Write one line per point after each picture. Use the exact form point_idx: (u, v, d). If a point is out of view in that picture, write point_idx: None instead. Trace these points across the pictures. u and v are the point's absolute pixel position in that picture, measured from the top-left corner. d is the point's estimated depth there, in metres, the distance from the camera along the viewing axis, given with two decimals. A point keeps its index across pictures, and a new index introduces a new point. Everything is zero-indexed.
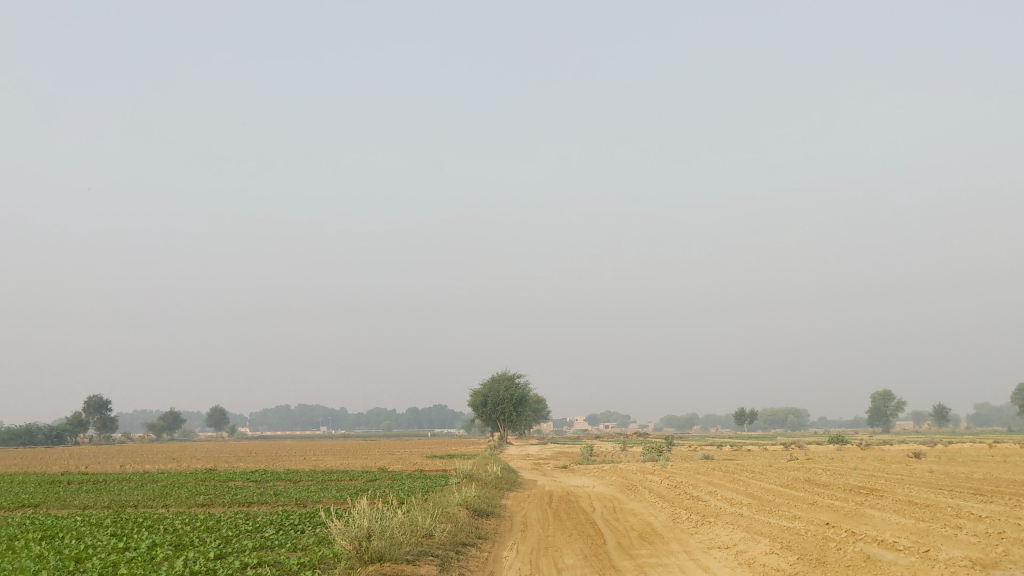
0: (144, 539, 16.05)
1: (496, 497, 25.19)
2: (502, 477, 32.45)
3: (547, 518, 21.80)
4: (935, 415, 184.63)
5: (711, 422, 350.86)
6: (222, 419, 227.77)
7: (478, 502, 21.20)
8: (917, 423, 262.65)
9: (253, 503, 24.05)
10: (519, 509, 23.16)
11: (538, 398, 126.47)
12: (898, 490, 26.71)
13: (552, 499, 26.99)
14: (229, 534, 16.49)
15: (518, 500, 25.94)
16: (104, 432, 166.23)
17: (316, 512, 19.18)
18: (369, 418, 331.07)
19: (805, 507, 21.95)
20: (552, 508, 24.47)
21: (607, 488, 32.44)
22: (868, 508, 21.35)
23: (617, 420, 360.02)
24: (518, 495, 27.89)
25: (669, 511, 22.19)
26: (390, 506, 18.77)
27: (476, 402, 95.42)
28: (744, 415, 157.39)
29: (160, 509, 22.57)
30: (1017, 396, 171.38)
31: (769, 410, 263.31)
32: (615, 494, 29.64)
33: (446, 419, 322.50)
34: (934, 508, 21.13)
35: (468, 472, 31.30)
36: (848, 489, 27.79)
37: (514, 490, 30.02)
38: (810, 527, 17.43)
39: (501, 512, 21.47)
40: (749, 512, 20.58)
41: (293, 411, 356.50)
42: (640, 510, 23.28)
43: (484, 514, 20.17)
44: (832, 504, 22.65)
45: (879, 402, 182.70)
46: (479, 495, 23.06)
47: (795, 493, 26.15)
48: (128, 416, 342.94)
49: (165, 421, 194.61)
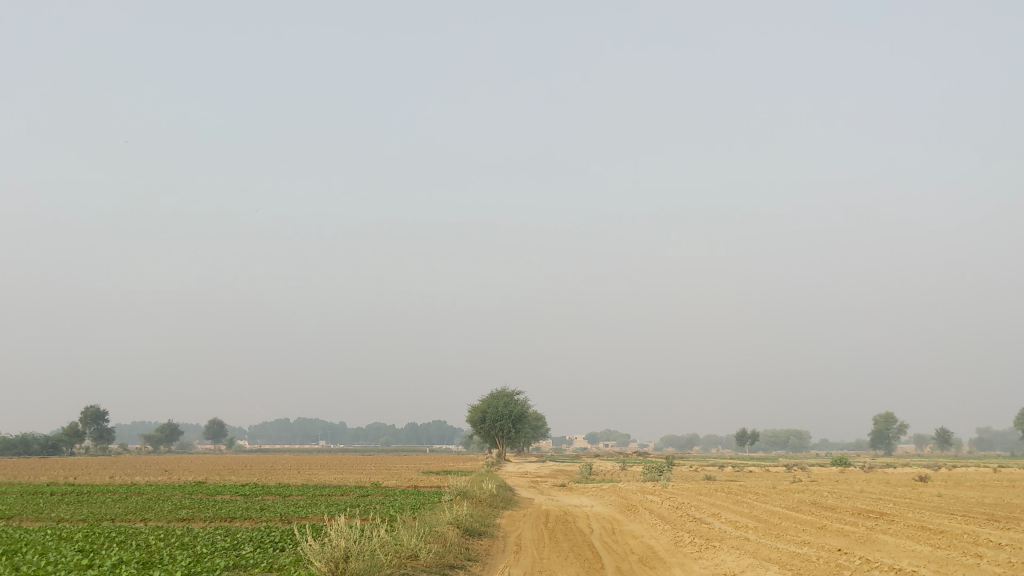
0: (112, 556, 15.03)
1: (489, 516, 24.13)
2: (498, 495, 31.35)
3: (542, 539, 20.76)
4: (938, 439, 183.16)
5: (711, 442, 349.39)
6: (220, 432, 226.41)
7: (470, 521, 20.20)
8: (919, 447, 260.99)
9: (235, 518, 23.05)
10: (513, 529, 22.14)
11: (538, 415, 125.28)
12: (908, 515, 25.70)
13: (549, 519, 25.92)
14: (203, 551, 15.50)
15: (513, 519, 24.91)
16: (101, 442, 164.69)
17: (296, 530, 18.19)
18: (368, 433, 329.69)
19: (812, 531, 20.92)
20: (548, 528, 23.41)
21: (607, 508, 31.29)
22: (880, 533, 20.34)
23: (617, 440, 358.03)
24: (514, 514, 26.82)
25: (671, 534, 21.17)
26: (375, 524, 17.78)
27: (475, 418, 94.29)
28: (746, 436, 156.07)
29: (137, 523, 21.54)
30: (1019, 420, 170.25)
31: (771, 431, 261.73)
32: (613, 515, 28.55)
33: (445, 435, 320.65)
34: (949, 534, 20.14)
35: (463, 489, 30.23)
36: (855, 513, 26.68)
37: (509, 509, 28.94)
38: (822, 554, 16.39)
39: (494, 532, 20.46)
40: (755, 536, 19.56)
41: (292, 424, 355.13)
42: (640, 532, 22.20)
43: (476, 534, 19.16)
44: (841, 528, 21.63)
45: (881, 424, 181.56)
46: (472, 514, 22.07)
47: (801, 517, 25.08)
48: (128, 426, 342.03)
49: (163, 433, 193.26)
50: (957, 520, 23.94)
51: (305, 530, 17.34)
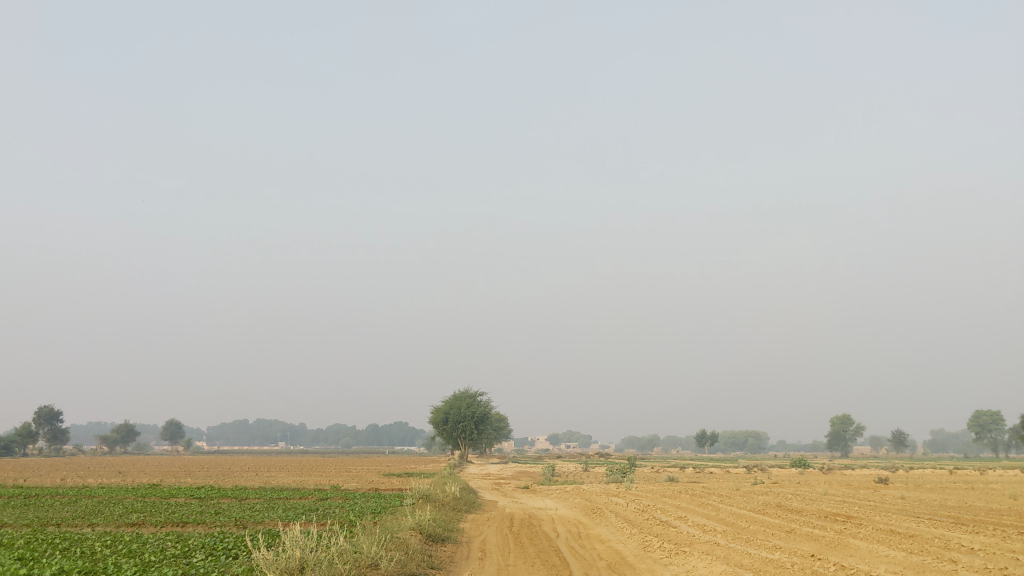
0: (53, 564, 14.25)
1: (453, 520, 23.55)
2: (461, 499, 30.67)
3: (507, 544, 20.17)
4: (893, 440, 185.55)
5: (672, 443, 351.66)
6: (178, 433, 223.10)
7: (433, 526, 19.56)
8: (875, 448, 264.10)
9: (188, 523, 22.10)
10: (477, 534, 21.57)
11: (501, 418, 124.93)
12: (875, 518, 25.42)
13: (513, 523, 25.35)
14: (152, 560, 14.75)
15: (477, 523, 24.33)
16: (55, 443, 161.41)
17: (252, 536, 17.44)
18: (328, 434, 327.14)
19: (782, 535, 20.57)
20: (513, 533, 22.86)
21: (571, 511, 30.76)
22: (850, 538, 19.95)
23: (578, 441, 358.46)
24: (477, 518, 26.20)
25: (638, 539, 20.65)
26: (334, 531, 17.07)
27: (437, 419, 93.51)
28: (706, 437, 156.83)
29: (84, 528, 20.69)
30: (971, 422, 172.89)
31: (730, 432, 263.42)
32: (579, 518, 28.01)
33: (406, 436, 318.99)
34: (921, 539, 19.86)
35: (425, 492, 29.57)
36: (821, 516, 26.35)
37: (473, 512, 28.25)
38: (795, 559, 16.01)
39: (459, 537, 19.90)
40: (726, 542, 19.10)
41: (251, 425, 351.04)
42: (607, 537, 21.65)
43: (439, 540, 18.49)
44: (811, 532, 21.28)
45: (839, 426, 183.35)
46: (435, 518, 21.43)
47: (769, 520, 24.73)
48: (82, 427, 336.62)
49: (119, 434, 190.01)
50: (924, 523, 23.77)
51: (259, 536, 16.62)
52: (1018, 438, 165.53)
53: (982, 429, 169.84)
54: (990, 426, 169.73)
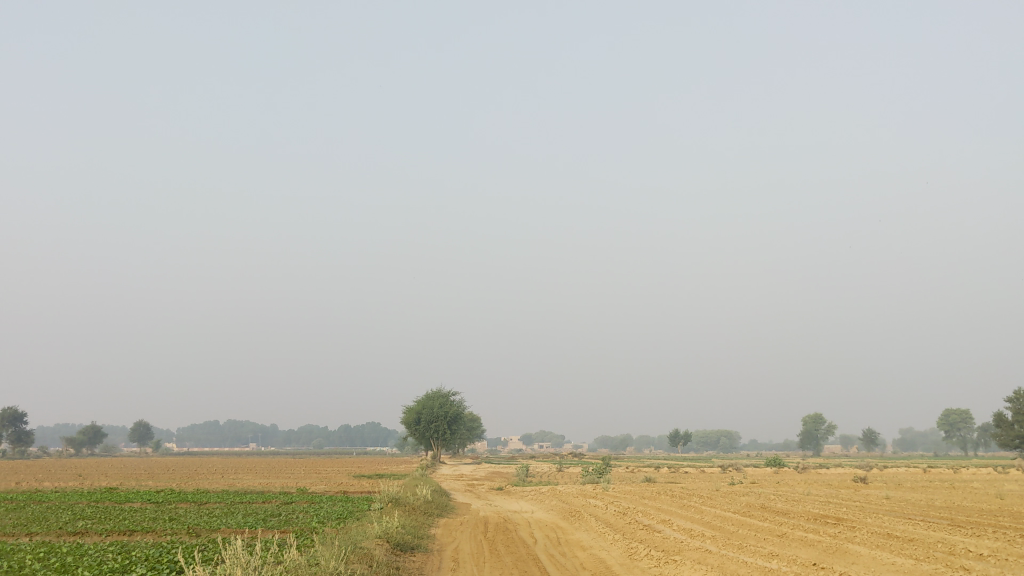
0: None
1: (423, 525, 22.12)
2: (433, 501, 29.27)
3: (483, 552, 18.76)
4: (865, 439, 185.98)
5: (644, 442, 351.82)
6: (147, 434, 219.29)
7: (400, 533, 18.01)
8: (845, 447, 265.18)
9: (138, 531, 20.40)
10: (450, 540, 20.22)
11: (472, 417, 123.23)
12: (864, 521, 24.32)
13: (488, 529, 23.97)
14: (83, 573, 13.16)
15: (449, 529, 22.84)
16: (19, 445, 157.55)
17: (202, 548, 15.81)
18: (299, 435, 323.80)
19: (776, 540, 19.32)
20: (489, 538, 21.49)
21: (548, 513, 29.51)
22: (849, 543, 18.68)
23: (551, 441, 357.07)
24: (449, 523, 24.68)
25: (623, 545, 19.32)
26: (290, 542, 15.56)
27: (409, 419, 91.81)
28: (678, 437, 156.26)
29: (19, 538, 18.98)
30: (941, 421, 173.58)
31: (702, 432, 263.69)
32: (556, 521, 26.64)
33: (379, 437, 316.10)
34: (920, 543, 18.81)
35: (395, 495, 28.03)
36: (811, 519, 25.19)
37: (446, 517, 26.83)
38: (793, 568, 14.77)
39: (431, 545, 18.48)
40: (716, 547, 17.82)
41: (221, 426, 346.55)
42: (588, 543, 20.30)
43: (408, 549, 16.98)
44: (806, 537, 20.05)
45: (811, 425, 183.64)
46: (405, 525, 19.89)
47: (757, 523, 23.55)
48: (48, 429, 330.70)
49: (86, 435, 186.32)
50: (915, 526, 22.78)
51: (210, 552, 15.05)
52: (987, 436, 166.23)
53: (952, 427, 170.46)
54: (959, 425, 170.59)
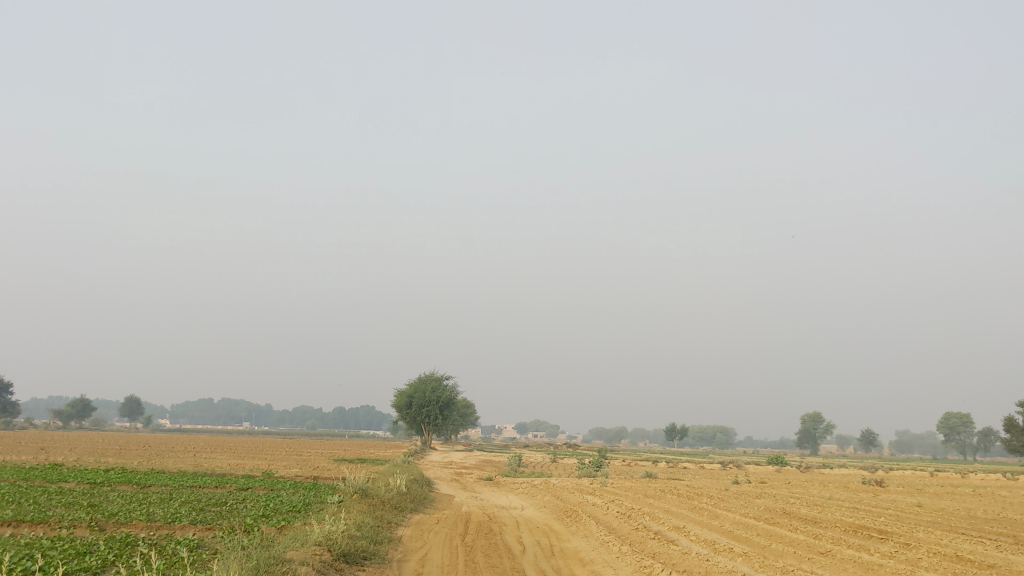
0: None
1: (384, 524, 18.10)
2: (409, 494, 25.35)
3: (456, 565, 14.70)
4: (863, 440, 182.50)
5: (640, 436, 349.15)
6: (137, 410, 216.44)
7: (349, 537, 14.10)
8: (841, 447, 261.44)
9: (25, 522, 16.35)
10: (419, 548, 16.31)
11: (467, 403, 120.82)
12: (915, 536, 20.67)
13: (465, 529, 20.12)
14: None
15: (420, 531, 18.87)
16: (4, 415, 154.35)
17: (65, 561, 11.77)
18: (294, 417, 320.97)
19: (824, 562, 15.48)
20: (467, 544, 17.47)
21: (541, 512, 25.55)
22: (923, 569, 14.71)
23: (546, 431, 353.56)
24: (422, 523, 20.71)
25: (634, 561, 15.34)
26: (176, 557, 11.47)
27: (400, 403, 88.00)
28: (674, 432, 153.03)
29: None
30: (941, 425, 169.60)
31: (698, 428, 260.66)
32: (551, 523, 22.79)
33: (373, 420, 313.54)
34: (1003, 571, 15.03)
35: (363, 486, 23.99)
36: (850, 531, 21.30)
37: (420, 513, 22.90)
38: None
39: (391, 555, 14.53)
40: None
41: (216, 402, 343.14)
42: (590, 555, 16.39)
43: (357, 561, 13.12)
44: (865, 559, 15.97)
45: (808, 424, 179.82)
46: (361, 524, 16.04)
47: (789, 536, 19.71)
48: (40, 402, 328.05)
49: (74, 409, 183.05)
50: (980, 544, 19.06)
51: None
52: (986, 441, 161.96)
53: (951, 431, 166.49)
54: (958, 429, 166.69)
